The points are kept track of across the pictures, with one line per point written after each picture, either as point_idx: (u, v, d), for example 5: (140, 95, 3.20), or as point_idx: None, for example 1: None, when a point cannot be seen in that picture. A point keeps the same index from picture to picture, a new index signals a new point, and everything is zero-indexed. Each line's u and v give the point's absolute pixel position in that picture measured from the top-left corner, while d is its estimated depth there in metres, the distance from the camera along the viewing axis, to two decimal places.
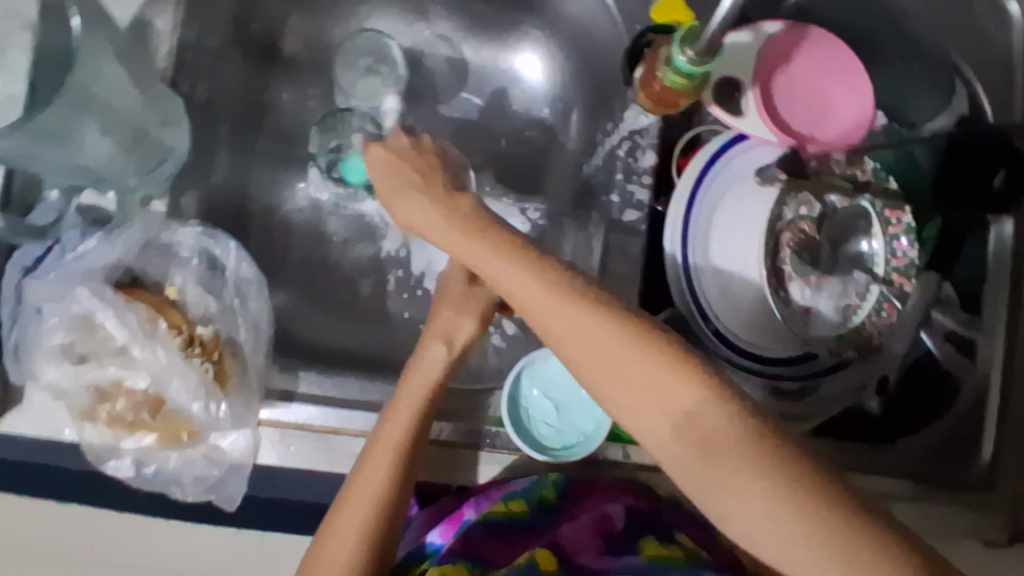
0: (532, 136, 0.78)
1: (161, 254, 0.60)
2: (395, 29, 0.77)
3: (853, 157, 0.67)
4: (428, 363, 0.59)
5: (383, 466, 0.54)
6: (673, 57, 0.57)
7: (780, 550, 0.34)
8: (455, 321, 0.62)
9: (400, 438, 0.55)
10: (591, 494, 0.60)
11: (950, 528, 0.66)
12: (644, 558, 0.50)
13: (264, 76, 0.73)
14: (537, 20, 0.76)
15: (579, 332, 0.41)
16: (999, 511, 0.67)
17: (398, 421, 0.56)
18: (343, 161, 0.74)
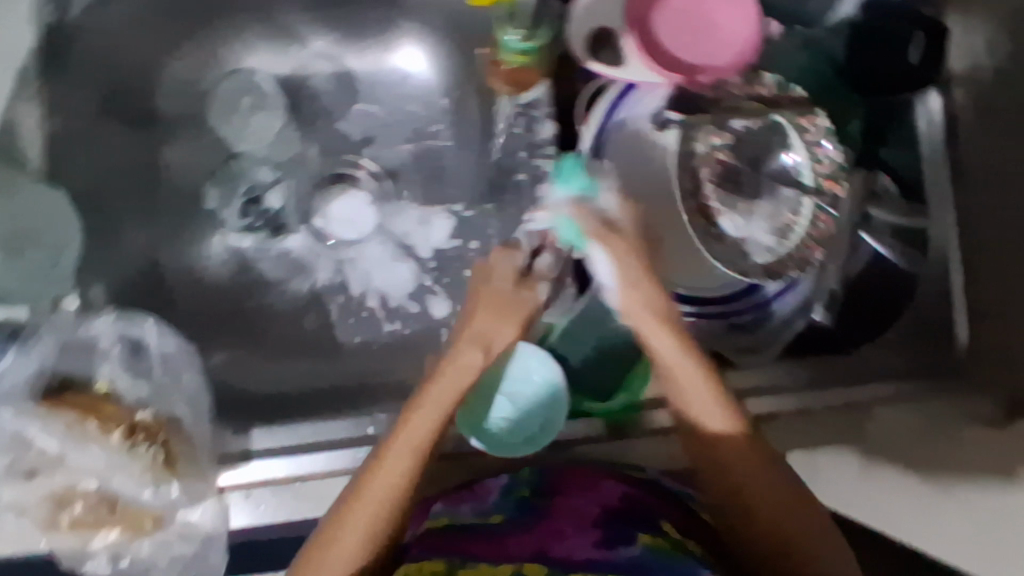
0: (436, 130, 0.77)
1: (82, 352, 0.61)
2: (269, 58, 0.75)
3: (751, 74, 0.64)
4: (464, 364, 0.59)
5: (397, 473, 0.54)
6: (505, 36, 0.66)
7: (796, 498, 0.54)
8: (496, 325, 0.61)
9: (420, 440, 0.55)
10: (569, 480, 0.61)
11: (948, 416, 0.63)
12: (639, 548, 0.55)
13: (147, 141, 0.72)
14: (409, 14, 0.75)
15: (682, 370, 0.57)
16: (992, 393, 0.65)
17: (421, 426, 0.55)
18: (253, 204, 0.74)
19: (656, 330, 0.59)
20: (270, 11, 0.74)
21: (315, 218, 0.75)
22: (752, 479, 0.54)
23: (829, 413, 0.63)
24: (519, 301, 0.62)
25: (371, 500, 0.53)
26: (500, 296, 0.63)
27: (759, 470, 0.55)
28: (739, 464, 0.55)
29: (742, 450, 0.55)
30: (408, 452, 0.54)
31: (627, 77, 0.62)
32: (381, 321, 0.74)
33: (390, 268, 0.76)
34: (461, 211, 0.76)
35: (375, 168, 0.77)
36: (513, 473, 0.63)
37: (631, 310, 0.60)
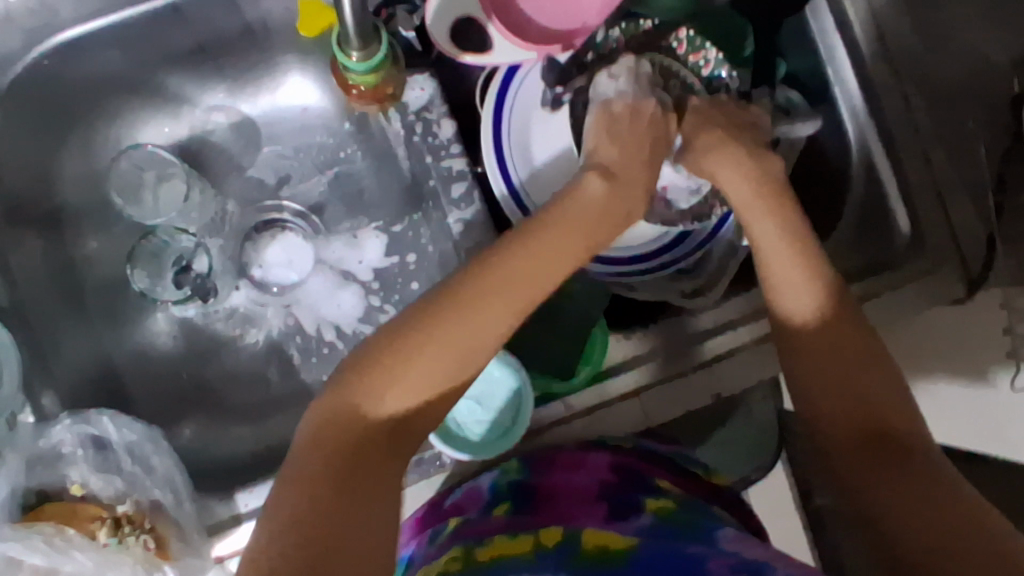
0: (348, 154, 0.77)
1: (48, 464, 0.60)
2: (163, 128, 0.75)
3: (623, 23, 0.66)
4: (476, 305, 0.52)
5: (420, 379, 0.51)
6: (344, 62, 0.60)
7: (865, 383, 0.53)
8: (550, 254, 0.56)
9: (468, 349, 0.52)
10: (560, 467, 0.63)
11: (915, 300, 0.67)
12: (651, 515, 0.56)
13: (59, 240, 0.72)
14: (285, 45, 0.73)
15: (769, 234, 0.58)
16: (947, 265, 0.67)
17: (463, 335, 0.52)
18: (184, 273, 0.74)
19: (760, 215, 0.59)
20: (151, 84, 0.73)
21: (252, 268, 0.76)
22: (819, 384, 0.54)
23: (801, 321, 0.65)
24: (587, 207, 0.59)
25: (402, 393, 0.50)
26: (572, 218, 0.58)
27: (824, 347, 0.54)
28: (826, 359, 0.54)
29: (834, 338, 0.54)
30: (451, 356, 0.52)
31: (499, 59, 0.64)
32: (344, 353, 0.75)
33: (334, 297, 0.76)
34: (389, 228, 0.76)
35: (298, 208, 0.77)
36: (501, 467, 0.64)
37: (745, 203, 0.60)
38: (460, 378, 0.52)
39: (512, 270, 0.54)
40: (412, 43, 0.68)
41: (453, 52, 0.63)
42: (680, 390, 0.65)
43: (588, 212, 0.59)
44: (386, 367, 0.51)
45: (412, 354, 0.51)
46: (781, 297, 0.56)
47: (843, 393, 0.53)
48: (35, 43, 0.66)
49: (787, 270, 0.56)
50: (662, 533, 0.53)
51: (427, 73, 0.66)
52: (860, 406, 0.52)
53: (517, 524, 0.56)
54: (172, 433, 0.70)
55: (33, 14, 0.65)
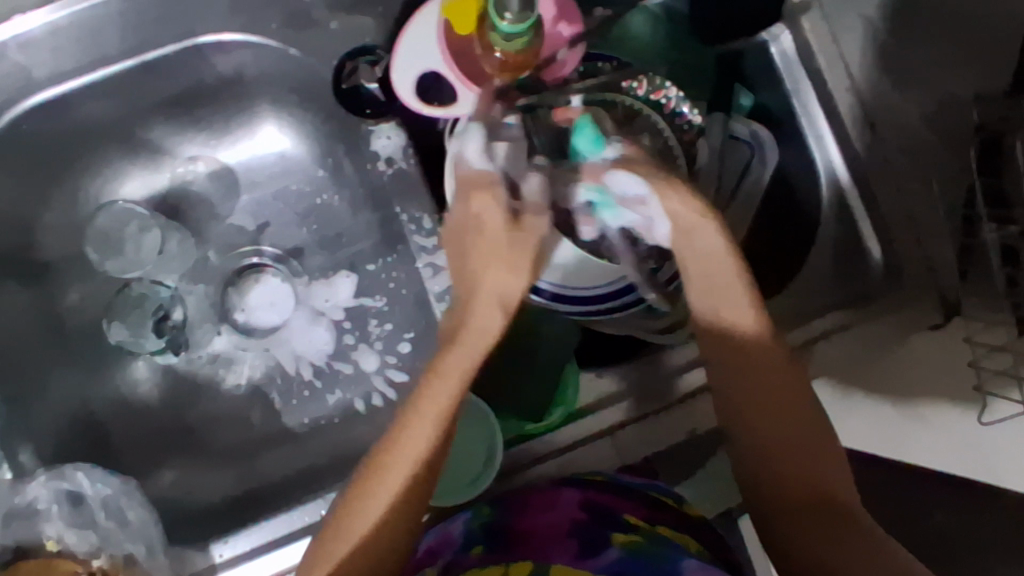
0: (326, 199, 0.79)
1: (24, 520, 0.60)
2: (145, 179, 0.77)
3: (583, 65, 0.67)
4: (487, 337, 0.40)
5: (418, 460, 0.39)
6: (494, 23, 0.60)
7: (799, 436, 0.43)
8: (507, 274, 0.41)
9: (432, 435, 0.39)
10: (528, 506, 0.61)
11: (889, 329, 0.64)
12: (619, 550, 0.55)
13: (42, 294, 0.72)
14: (259, 97, 0.74)
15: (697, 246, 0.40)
16: (921, 295, 0.65)
17: (442, 401, 0.39)
18: (164, 321, 0.76)
19: (687, 235, 0.40)
20: (132, 138, 0.74)
21: (235, 313, 0.78)
22: (755, 425, 0.44)
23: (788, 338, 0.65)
24: (518, 244, 0.42)
25: (394, 490, 0.40)
26: (484, 240, 0.43)
27: (749, 376, 0.43)
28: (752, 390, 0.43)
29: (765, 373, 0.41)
30: (422, 450, 0.40)
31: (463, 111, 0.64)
32: (325, 395, 0.76)
33: (309, 334, 0.78)
34: (363, 269, 0.78)
35: (276, 252, 0.79)
36: (472, 510, 0.62)
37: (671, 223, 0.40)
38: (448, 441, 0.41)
39: (443, 387, 0.40)
40: (376, 94, 0.69)
41: (422, 106, 0.64)
42: (653, 428, 0.64)
43: (503, 240, 0.42)
44: (390, 442, 0.40)
45: (405, 439, 0.39)
46: (717, 316, 0.41)
47: (771, 433, 0.44)
48: (13, 103, 0.65)
49: (718, 283, 0.40)
50: (632, 572, 0.53)
51: (393, 122, 0.69)
52: (791, 449, 0.43)
53: (492, 563, 0.55)
54: (152, 482, 0.71)
55: (10, 78, 0.64)
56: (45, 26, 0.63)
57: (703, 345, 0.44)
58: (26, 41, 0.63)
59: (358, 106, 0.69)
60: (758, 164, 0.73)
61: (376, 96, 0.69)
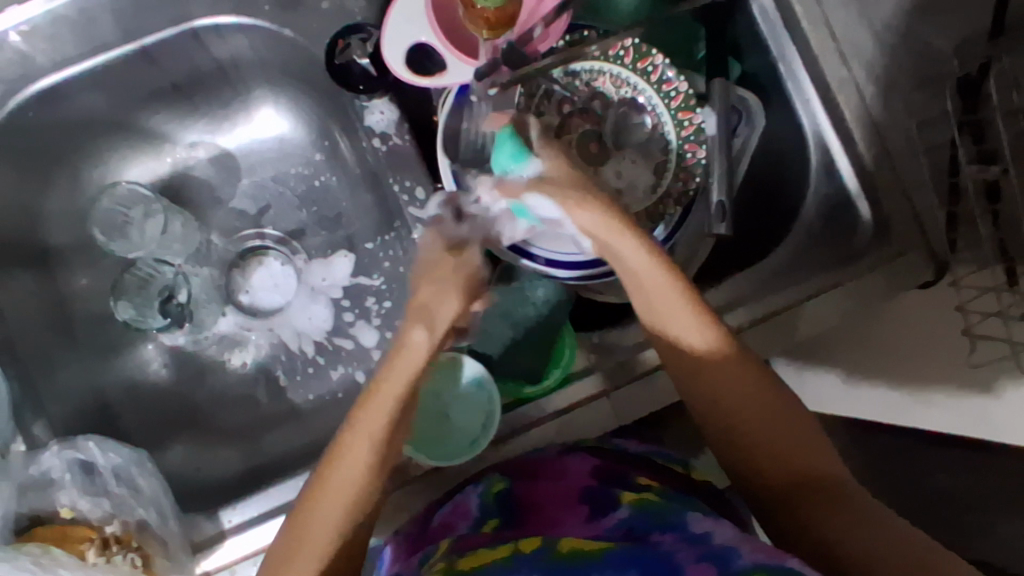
0: (323, 181, 0.81)
1: (39, 489, 0.62)
2: (147, 165, 0.79)
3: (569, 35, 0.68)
4: (416, 350, 0.48)
5: (356, 468, 0.47)
6: None
7: (772, 416, 0.49)
8: (435, 297, 0.50)
9: (372, 438, 0.47)
10: (537, 476, 0.63)
11: (879, 286, 0.67)
12: (628, 509, 0.55)
13: (50, 279, 0.75)
14: (256, 82, 0.77)
15: (645, 268, 0.47)
16: (911, 252, 0.67)
17: (383, 406, 0.47)
18: (167, 301, 0.77)
19: (625, 248, 0.48)
20: (134, 125, 0.76)
21: (240, 294, 0.81)
22: (732, 413, 0.50)
23: (781, 299, 0.67)
24: (452, 264, 0.52)
25: (333, 498, 0.46)
26: (431, 269, 0.52)
27: (716, 373, 0.49)
28: (711, 382, 0.49)
29: (718, 368, 0.49)
30: (357, 456, 0.47)
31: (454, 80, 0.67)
32: (329, 371, 0.78)
33: (309, 312, 0.80)
34: (361, 248, 0.80)
35: (277, 234, 0.82)
36: (487, 481, 0.62)
37: (601, 245, 0.49)
38: (378, 456, 0.47)
39: (383, 396, 0.47)
40: (368, 70, 0.69)
41: (412, 76, 0.66)
42: (648, 386, 0.67)
43: (444, 259, 0.52)
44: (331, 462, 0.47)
45: (346, 446, 0.47)
46: (664, 324, 0.49)
47: (750, 417, 0.49)
48: (17, 89, 0.67)
49: (659, 297, 0.48)
50: (639, 530, 0.52)
51: (384, 97, 0.70)
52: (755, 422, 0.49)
53: (502, 533, 0.55)
54: (161, 456, 0.73)
55: (11, 66, 0.66)
56: (43, 15, 0.65)
57: (664, 348, 0.51)
58: (28, 30, 0.65)
59: (349, 83, 0.69)
60: (748, 128, 0.73)
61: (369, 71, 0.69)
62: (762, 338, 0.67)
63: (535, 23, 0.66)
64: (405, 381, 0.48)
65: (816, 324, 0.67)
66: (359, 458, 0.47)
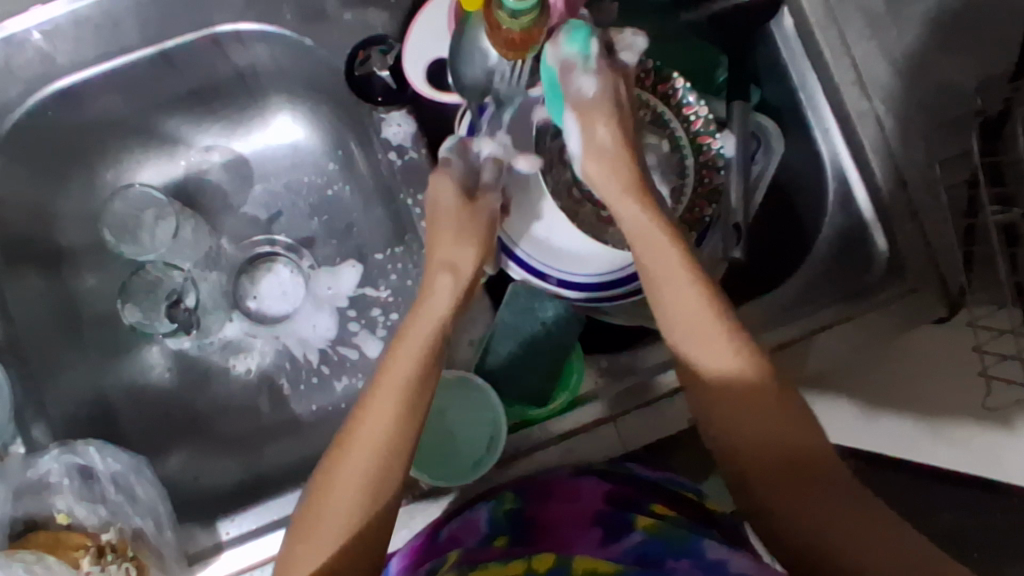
0: (336, 190, 0.80)
1: (35, 493, 0.62)
2: (161, 167, 0.78)
3: None
4: (440, 294, 0.57)
5: (388, 403, 0.49)
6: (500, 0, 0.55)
7: (786, 437, 0.48)
8: (458, 249, 0.59)
9: (404, 376, 0.51)
10: (549, 494, 0.62)
11: (891, 324, 0.66)
12: (643, 535, 0.55)
13: (58, 279, 0.74)
14: (274, 89, 0.76)
15: (677, 289, 0.52)
16: (926, 288, 0.66)
17: (412, 348, 0.53)
18: (173, 306, 0.76)
19: (660, 248, 0.54)
20: (150, 127, 0.75)
21: (247, 301, 0.81)
22: (748, 437, 0.49)
23: (790, 331, 0.66)
24: (476, 219, 0.61)
25: (370, 434, 0.48)
26: (451, 214, 0.61)
27: (734, 400, 0.49)
28: (742, 411, 0.49)
29: (750, 398, 0.49)
30: (391, 393, 0.50)
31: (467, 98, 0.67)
32: (333, 382, 0.77)
33: (314, 322, 0.80)
34: (371, 259, 0.79)
35: (288, 241, 0.81)
36: (497, 497, 0.62)
37: (640, 239, 0.55)
38: (412, 389, 0.51)
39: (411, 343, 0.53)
40: (387, 82, 0.69)
41: (431, 91, 0.67)
42: (657, 413, 0.65)
43: (466, 213, 0.61)
44: (362, 410, 0.50)
45: (379, 383, 0.51)
46: (693, 352, 0.51)
47: (769, 439, 0.48)
48: (33, 89, 0.67)
49: (686, 315, 0.51)
50: (652, 555, 0.53)
51: (403, 110, 0.70)
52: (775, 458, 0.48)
53: (512, 551, 0.56)
54: (160, 463, 0.72)
55: (32, 65, 0.66)
56: (66, 16, 0.66)
57: (693, 383, 0.52)
58: (50, 30, 0.66)
59: (367, 95, 0.69)
60: (765, 159, 0.72)
61: (387, 83, 0.69)
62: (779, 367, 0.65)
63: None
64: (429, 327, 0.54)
65: (831, 356, 0.66)
66: (386, 398, 0.50)
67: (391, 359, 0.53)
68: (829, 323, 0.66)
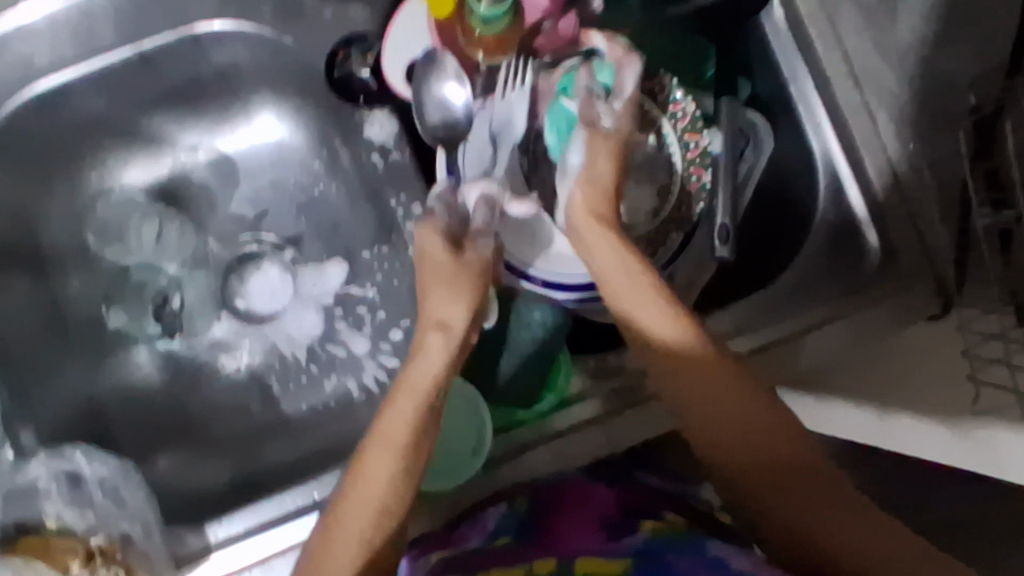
0: (323, 188, 0.80)
1: (23, 499, 0.62)
2: (146, 167, 0.77)
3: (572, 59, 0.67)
4: (432, 355, 0.54)
5: (385, 469, 0.51)
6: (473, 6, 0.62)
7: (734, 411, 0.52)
8: (449, 303, 0.56)
9: (400, 439, 0.51)
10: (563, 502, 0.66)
11: (883, 322, 0.65)
12: (646, 538, 0.59)
13: (45, 282, 0.74)
14: (257, 87, 0.75)
15: (616, 271, 0.56)
16: (920, 285, 0.65)
17: (404, 413, 0.52)
18: (161, 307, 0.77)
19: (602, 244, 0.57)
20: (134, 128, 0.75)
21: (235, 300, 0.80)
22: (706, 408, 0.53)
23: (776, 331, 0.65)
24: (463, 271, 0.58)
25: (365, 497, 0.50)
26: (436, 272, 0.58)
27: (683, 373, 0.53)
28: (689, 380, 0.53)
29: (687, 364, 0.53)
30: (387, 459, 0.51)
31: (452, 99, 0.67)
32: (322, 381, 0.77)
33: (302, 320, 0.80)
34: (359, 256, 0.79)
35: (276, 239, 0.80)
36: (510, 505, 0.66)
37: (580, 228, 0.58)
38: (408, 454, 0.51)
39: (406, 405, 0.52)
40: (368, 82, 0.69)
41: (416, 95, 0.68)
42: (641, 416, 0.64)
43: (454, 265, 0.58)
44: (361, 470, 0.51)
45: (376, 447, 0.51)
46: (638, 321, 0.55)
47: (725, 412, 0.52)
48: (16, 92, 0.66)
49: (631, 289, 0.55)
50: (654, 551, 0.56)
51: (386, 110, 0.71)
52: (739, 425, 0.51)
53: (515, 550, 0.59)
54: (149, 465, 0.72)
55: (12, 69, 0.65)
56: (46, 18, 0.64)
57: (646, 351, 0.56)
58: (30, 32, 0.64)
59: (350, 95, 0.70)
60: (756, 156, 0.72)
61: (371, 84, 0.69)
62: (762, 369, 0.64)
63: (546, 17, 0.66)
64: (425, 390, 0.53)
65: (825, 356, 0.65)
66: (384, 462, 0.51)
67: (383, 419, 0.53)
68: (813, 323, 0.65)
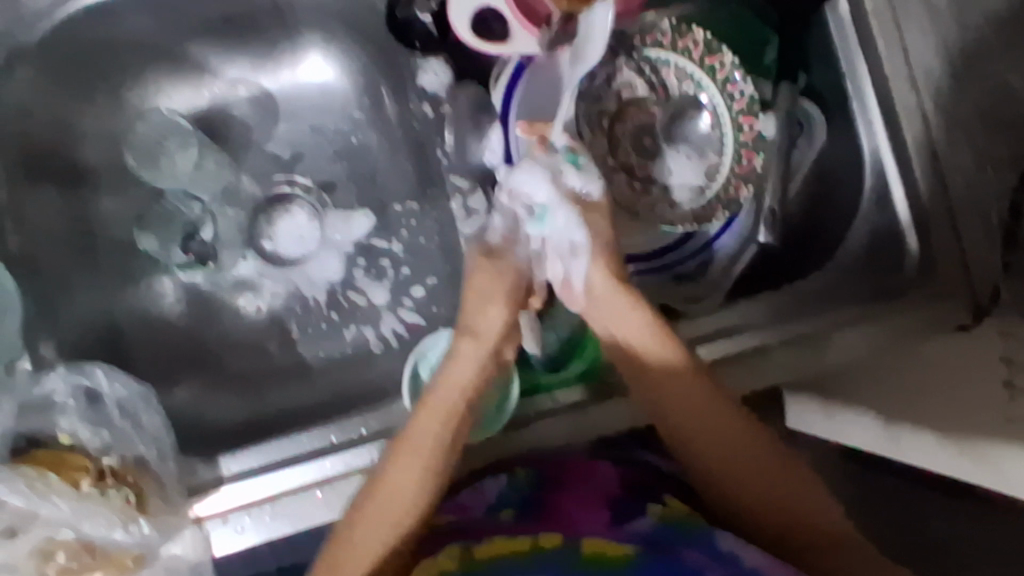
0: (360, 138, 0.78)
1: (40, 412, 0.61)
2: (186, 96, 0.76)
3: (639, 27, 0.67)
4: (467, 364, 0.57)
5: (410, 476, 0.54)
6: None
7: (714, 428, 0.55)
8: (486, 313, 0.58)
9: (427, 447, 0.55)
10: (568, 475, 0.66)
11: (915, 328, 0.65)
12: (652, 523, 0.58)
13: (77, 198, 0.73)
14: (308, 26, 0.74)
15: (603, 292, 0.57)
16: (954, 295, 0.65)
17: (432, 423, 0.55)
18: (190, 243, 0.76)
19: (621, 315, 0.57)
20: (180, 54, 0.74)
21: (263, 240, 0.78)
22: (696, 420, 0.55)
23: (804, 326, 0.65)
24: (502, 275, 0.59)
25: (388, 509, 0.53)
26: (476, 285, 0.59)
27: (676, 395, 0.55)
28: (680, 408, 0.55)
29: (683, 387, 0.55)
30: (415, 463, 0.54)
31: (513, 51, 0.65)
32: (342, 330, 0.77)
33: (324, 265, 0.79)
34: (391, 208, 0.78)
35: (308, 183, 0.79)
36: (512, 473, 0.66)
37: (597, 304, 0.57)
38: (436, 462, 0.55)
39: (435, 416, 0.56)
40: (428, 28, 0.69)
41: (477, 42, 0.64)
42: None
43: (494, 273, 0.59)
44: (385, 476, 0.54)
45: (403, 455, 0.54)
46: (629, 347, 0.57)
47: (709, 427, 0.55)
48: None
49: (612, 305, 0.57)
50: (661, 540, 0.56)
51: (440, 60, 0.71)
52: (720, 449, 0.55)
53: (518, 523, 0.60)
54: (163, 392, 0.71)
55: None
56: None
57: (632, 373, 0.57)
58: None
59: (407, 39, 0.70)
60: (800, 142, 0.73)
61: (430, 30, 0.69)
62: (804, 358, 0.64)
63: None
64: (455, 399, 0.57)
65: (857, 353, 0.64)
66: (411, 471, 0.54)
67: (410, 426, 0.56)
68: (853, 320, 0.64)
